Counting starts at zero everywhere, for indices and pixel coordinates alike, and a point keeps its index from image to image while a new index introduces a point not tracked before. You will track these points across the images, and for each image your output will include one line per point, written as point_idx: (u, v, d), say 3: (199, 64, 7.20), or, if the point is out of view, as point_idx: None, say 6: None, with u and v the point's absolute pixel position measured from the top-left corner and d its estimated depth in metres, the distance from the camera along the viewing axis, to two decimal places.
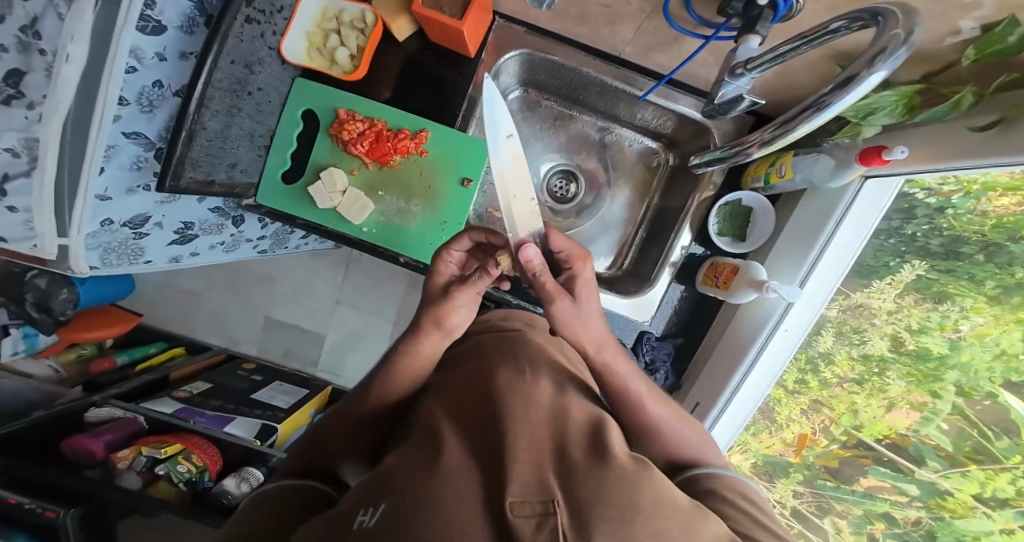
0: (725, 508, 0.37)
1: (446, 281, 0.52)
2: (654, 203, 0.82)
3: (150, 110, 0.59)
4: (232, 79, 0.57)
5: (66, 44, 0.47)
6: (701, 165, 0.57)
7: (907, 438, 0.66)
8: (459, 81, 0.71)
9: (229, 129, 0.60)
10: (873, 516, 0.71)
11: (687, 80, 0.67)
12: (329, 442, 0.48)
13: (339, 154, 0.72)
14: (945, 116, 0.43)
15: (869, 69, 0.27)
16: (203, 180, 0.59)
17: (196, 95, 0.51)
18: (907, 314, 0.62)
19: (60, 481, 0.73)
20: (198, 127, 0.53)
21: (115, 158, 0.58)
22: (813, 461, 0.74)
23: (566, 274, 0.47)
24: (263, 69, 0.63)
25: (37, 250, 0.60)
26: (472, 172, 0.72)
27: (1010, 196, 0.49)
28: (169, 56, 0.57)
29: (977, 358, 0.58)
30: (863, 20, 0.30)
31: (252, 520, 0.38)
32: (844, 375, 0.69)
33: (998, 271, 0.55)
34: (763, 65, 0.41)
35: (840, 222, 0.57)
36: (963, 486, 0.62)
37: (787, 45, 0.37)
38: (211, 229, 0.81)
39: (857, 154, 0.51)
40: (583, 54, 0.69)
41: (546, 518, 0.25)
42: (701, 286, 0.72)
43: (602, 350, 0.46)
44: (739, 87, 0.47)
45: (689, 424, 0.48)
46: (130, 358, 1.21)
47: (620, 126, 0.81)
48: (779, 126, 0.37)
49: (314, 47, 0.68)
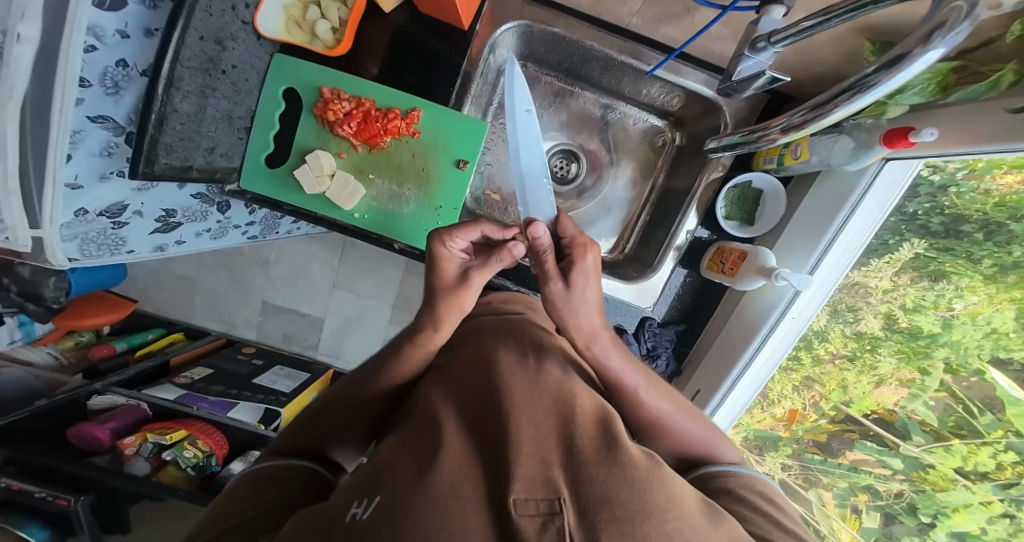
0: (744, 510, 0.37)
1: (453, 266, 0.47)
2: (659, 183, 0.80)
3: (116, 91, 0.55)
4: (202, 57, 0.53)
5: (16, 23, 0.43)
6: (716, 150, 0.55)
7: (894, 413, 0.66)
8: (452, 55, 0.67)
9: (203, 111, 0.57)
10: (856, 488, 0.72)
11: (699, 54, 0.63)
12: (323, 422, 0.47)
13: (325, 136, 0.68)
14: (980, 96, 0.41)
15: (924, 46, 0.24)
16: (179, 166, 0.56)
17: (163, 75, 0.48)
18: (902, 293, 0.61)
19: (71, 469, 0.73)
20: (168, 109, 0.50)
21: (82, 144, 0.55)
22: (802, 436, 0.75)
23: (567, 259, 0.47)
24: (237, 45, 0.59)
25: (10, 242, 0.59)
26: (468, 153, 0.69)
27: (1014, 174, 0.47)
28: (132, 33, 0.54)
29: (968, 337, 0.58)
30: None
31: (245, 499, 0.37)
32: (836, 352, 0.68)
33: (996, 250, 0.54)
34: (787, 39, 0.39)
35: (856, 209, 0.55)
36: (945, 460, 0.63)
37: (813, 18, 0.34)
38: (195, 216, 0.79)
39: (880, 135, 0.49)
40: (585, 25, 0.64)
41: (551, 519, 0.25)
42: (706, 271, 0.71)
43: (593, 341, 0.45)
44: (760, 62, 0.45)
45: (691, 415, 0.46)
46: (129, 345, 1.21)
47: (625, 104, 0.77)
48: (811, 109, 0.34)
49: (292, 20, 0.64)
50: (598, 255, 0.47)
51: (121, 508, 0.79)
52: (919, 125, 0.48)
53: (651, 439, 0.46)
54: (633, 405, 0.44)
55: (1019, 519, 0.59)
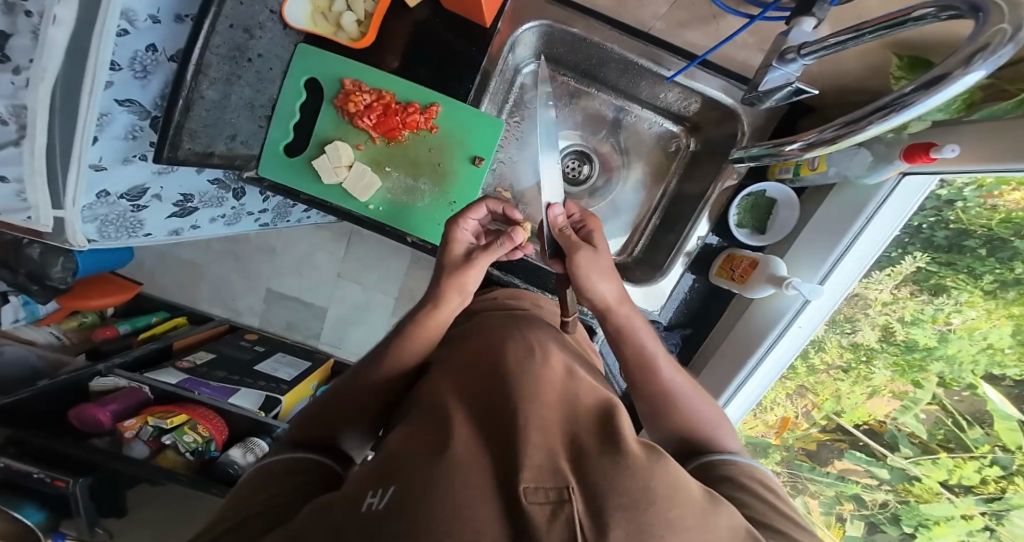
0: (743, 496, 0.38)
1: (463, 248, 0.54)
2: (671, 188, 0.80)
3: (144, 76, 0.56)
4: (231, 45, 0.53)
5: (52, 4, 0.43)
6: (740, 158, 0.59)
7: (884, 424, 0.68)
8: (472, 52, 0.67)
9: (227, 99, 0.57)
10: (842, 498, 0.74)
11: (721, 61, 0.63)
12: (334, 414, 0.48)
13: (345, 128, 0.69)
14: (1005, 115, 0.41)
15: (966, 68, 0.25)
16: (202, 152, 0.57)
17: (193, 62, 0.49)
18: (902, 306, 0.62)
19: (69, 451, 0.74)
20: (195, 96, 0.51)
21: (109, 127, 0.56)
22: (793, 443, 0.76)
23: (584, 230, 0.58)
24: (263, 34, 0.60)
25: (32, 223, 0.59)
26: (484, 151, 0.69)
27: (1019, 192, 0.48)
28: (164, 19, 0.54)
29: (963, 351, 0.59)
30: (957, 10, 0.28)
31: (259, 492, 0.38)
32: (831, 362, 0.69)
33: (998, 265, 0.54)
34: (817, 53, 0.40)
35: (870, 221, 0.55)
36: (931, 472, 0.65)
37: (840, 36, 0.36)
38: (211, 201, 0.79)
39: (900, 151, 0.49)
40: (607, 28, 0.64)
41: (561, 506, 0.24)
42: (715, 278, 0.71)
43: (623, 303, 0.53)
44: (787, 73, 0.45)
45: (700, 395, 0.50)
46: (132, 327, 1.21)
47: (640, 107, 0.78)
48: (844, 125, 0.36)
49: (318, 10, 0.65)
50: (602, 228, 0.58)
51: (120, 493, 0.79)
52: (939, 142, 0.48)
53: (660, 424, 0.49)
54: (650, 376, 0.49)
55: (998, 532, 0.61)
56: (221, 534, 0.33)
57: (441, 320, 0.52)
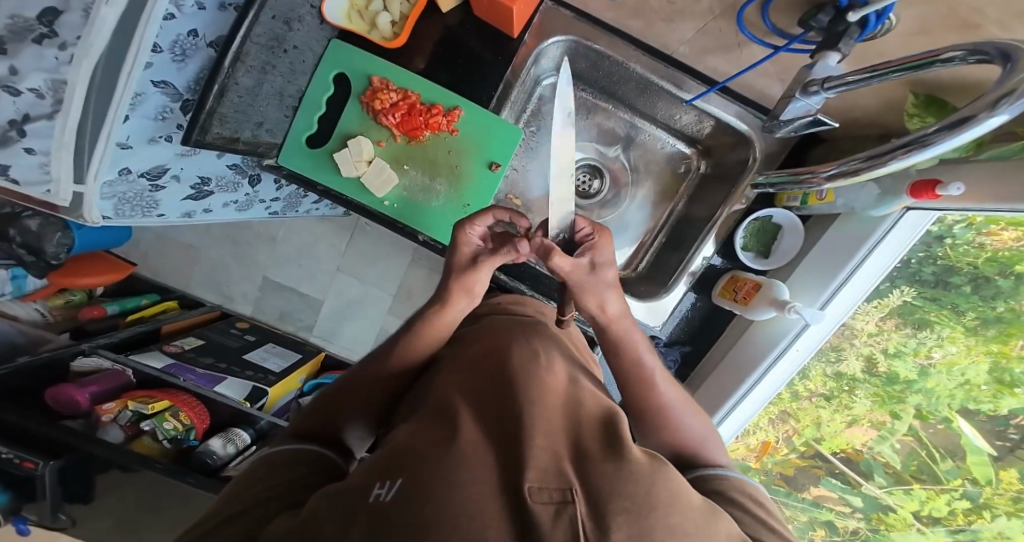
0: (735, 511, 0.39)
1: (471, 253, 0.53)
2: (677, 208, 0.82)
3: (182, 59, 0.57)
4: (270, 35, 0.58)
5: None
6: (759, 185, 0.66)
7: (861, 453, 0.70)
8: (497, 61, 0.68)
9: (260, 86, 0.61)
10: (816, 523, 0.77)
11: (740, 89, 0.65)
12: (336, 406, 0.48)
13: (368, 124, 0.69)
14: (1007, 157, 0.43)
15: (991, 110, 0.29)
16: (229, 137, 0.60)
17: (233, 50, 0.53)
18: (886, 337, 0.64)
19: (35, 429, 0.69)
20: (230, 82, 0.55)
21: (142, 106, 0.56)
22: (771, 468, 0.78)
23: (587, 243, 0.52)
24: (301, 27, 0.64)
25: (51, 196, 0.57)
26: (501, 157, 0.71)
27: (1010, 231, 0.50)
28: (208, 6, 0.56)
29: (941, 385, 0.61)
30: (986, 54, 0.32)
31: (260, 483, 0.37)
32: (815, 391, 0.71)
33: (980, 303, 0.57)
34: (839, 87, 0.44)
35: (872, 252, 0.57)
36: (904, 502, 0.68)
37: (856, 75, 0.43)
38: (227, 186, 0.81)
39: (906, 186, 0.51)
40: (629, 47, 0.66)
41: (564, 507, 0.24)
42: (717, 298, 0.73)
43: (614, 323, 0.51)
44: (807, 105, 0.50)
45: (694, 413, 0.50)
46: (120, 308, 1.18)
47: (655, 126, 0.80)
48: (864, 160, 0.43)
49: (355, 8, 0.66)
50: (610, 242, 0.52)
51: (89, 478, 0.72)
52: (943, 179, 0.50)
53: (655, 436, 0.50)
54: (643, 393, 0.49)
55: None
56: (211, 529, 0.33)
57: (448, 319, 0.52)
